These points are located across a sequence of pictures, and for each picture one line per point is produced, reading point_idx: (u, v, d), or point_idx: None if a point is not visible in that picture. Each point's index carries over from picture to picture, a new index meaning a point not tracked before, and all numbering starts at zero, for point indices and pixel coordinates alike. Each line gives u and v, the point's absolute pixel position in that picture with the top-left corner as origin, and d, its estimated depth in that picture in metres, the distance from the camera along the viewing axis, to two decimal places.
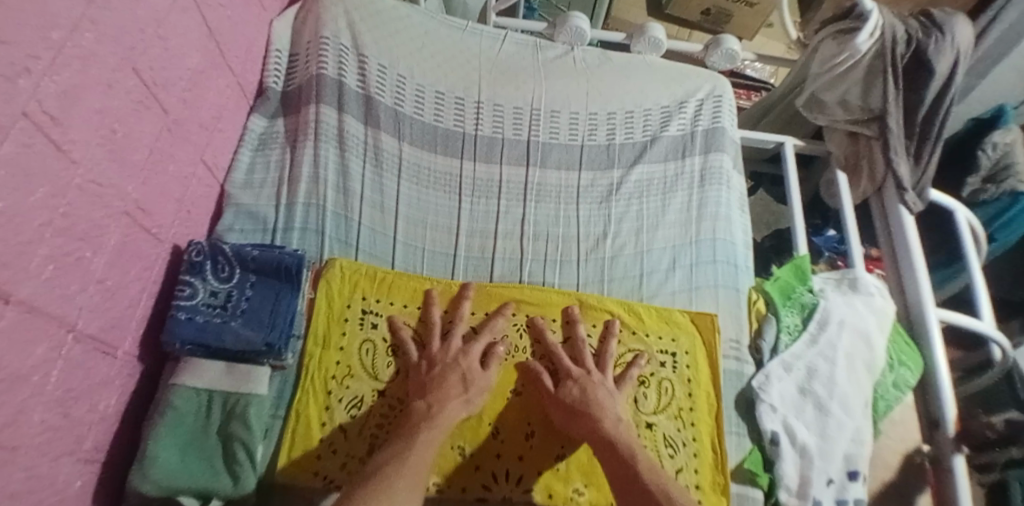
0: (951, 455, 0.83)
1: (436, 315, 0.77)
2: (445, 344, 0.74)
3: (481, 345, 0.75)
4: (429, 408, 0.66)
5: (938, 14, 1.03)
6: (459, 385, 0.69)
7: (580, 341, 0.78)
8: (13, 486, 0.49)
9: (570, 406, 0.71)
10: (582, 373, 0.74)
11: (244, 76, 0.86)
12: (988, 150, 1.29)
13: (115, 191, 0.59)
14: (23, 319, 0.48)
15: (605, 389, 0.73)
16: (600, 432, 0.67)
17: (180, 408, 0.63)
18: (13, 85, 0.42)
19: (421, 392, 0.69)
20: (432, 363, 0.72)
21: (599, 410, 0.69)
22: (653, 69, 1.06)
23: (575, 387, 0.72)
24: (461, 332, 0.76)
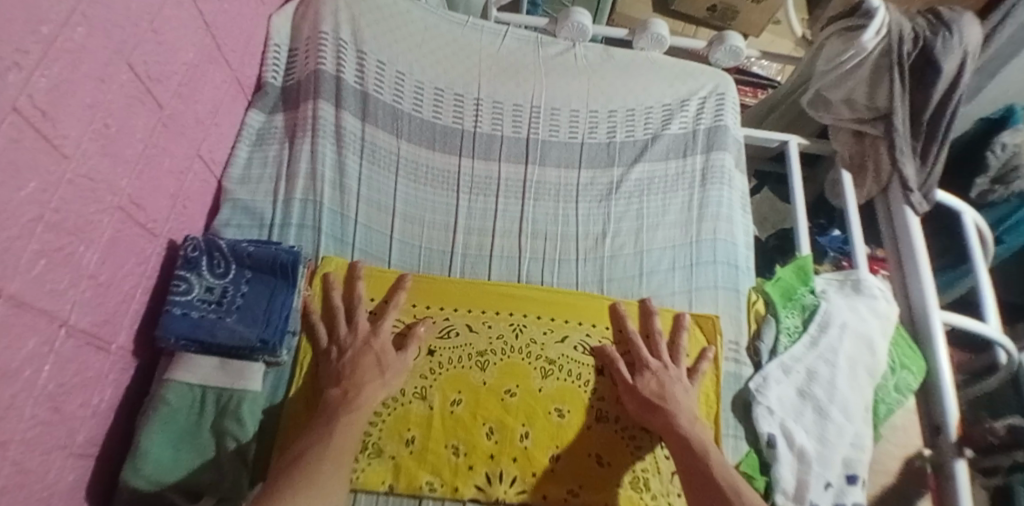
0: (952, 461, 0.81)
1: (336, 298, 0.76)
2: (352, 328, 0.74)
3: (388, 321, 0.75)
4: (344, 394, 0.67)
5: (946, 12, 1.01)
6: (375, 368, 0.70)
7: (656, 332, 0.80)
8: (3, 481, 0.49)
9: (645, 399, 0.73)
10: (659, 366, 0.77)
11: (241, 71, 0.85)
12: (997, 152, 1.24)
13: (108, 186, 0.59)
14: (13, 314, 0.48)
15: (681, 384, 0.76)
16: (674, 426, 0.70)
17: (174, 403, 0.64)
18: (2, 80, 0.42)
19: (333, 380, 0.69)
20: (343, 349, 0.72)
21: (674, 406, 0.72)
22: (657, 67, 1.04)
23: (653, 379, 0.75)
24: (364, 312, 0.75)
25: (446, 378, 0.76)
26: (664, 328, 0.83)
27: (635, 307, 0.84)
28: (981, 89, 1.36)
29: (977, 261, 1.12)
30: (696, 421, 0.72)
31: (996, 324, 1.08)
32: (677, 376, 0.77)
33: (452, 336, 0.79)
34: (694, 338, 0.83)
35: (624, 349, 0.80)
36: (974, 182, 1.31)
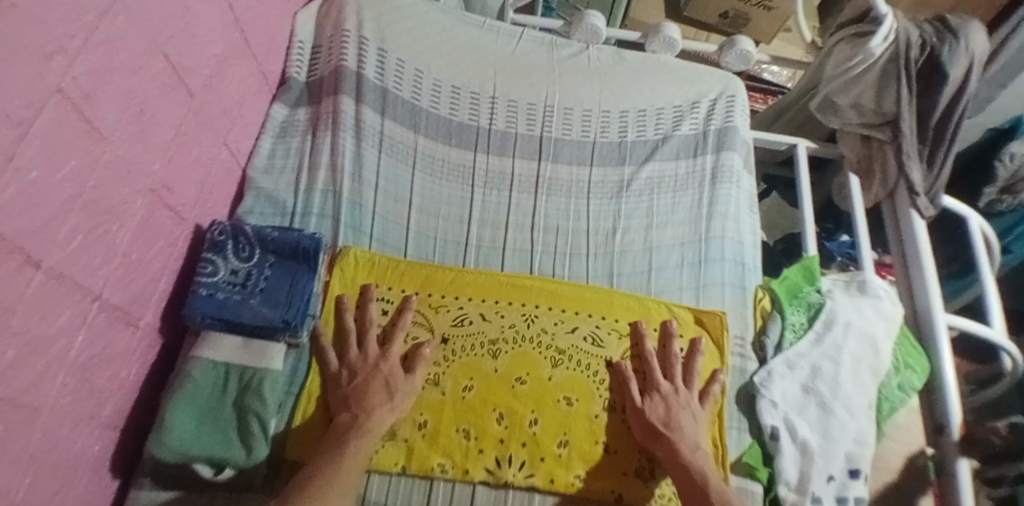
0: (955, 460, 0.83)
1: (348, 321, 0.77)
2: (362, 352, 0.75)
3: (399, 349, 0.76)
4: (354, 419, 0.68)
5: (954, 20, 1.02)
6: (384, 393, 0.71)
7: (673, 353, 0.81)
8: (31, 445, 0.52)
9: (651, 424, 0.74)
10: (669, 388, 0.78)
11: (267, 65, 0.88)
12: (1005, 161, 1.27)
13: (141, 169, 0.62)
14: (50, 286, 0.51)
15: (688, 410, 0.76)
16: (678, 455, 0.71)
17: (198, 379, 0.66)
18: (49, 63, 0.46)
19: (343, 404, 0.70)
20: (354, 373, 0.73)
21: (679, 437, 0.72)
22: (668, 69, 1.07)
23: (661, 403, 0.76)
24: (375, 336, 0.76)
25: (458, 366, 0.78)
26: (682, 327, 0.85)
27: (657, 329, 0.84)
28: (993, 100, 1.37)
29: (983, 267, 1.13)
30: (698, 450, 0.72)
31: (1001, 329, 1.09)
32: (686, 398, 0.77)
33: (465, 325, 0.81)
34: (707, 358, 0.84)
35: (637, 365, 0.81)
36: (981, 191, 1.33)
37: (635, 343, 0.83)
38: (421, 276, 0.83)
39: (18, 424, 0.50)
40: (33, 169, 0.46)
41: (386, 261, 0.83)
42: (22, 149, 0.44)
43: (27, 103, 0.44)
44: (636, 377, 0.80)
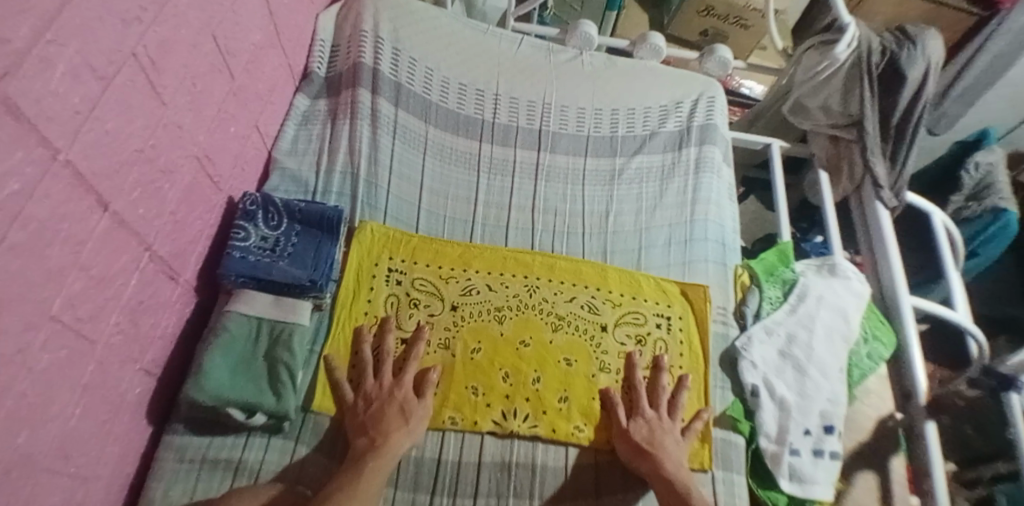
0: (923, 423, 0.90)
1: (365, 354, 0.79)
2: (378, 381, 0.77)
3: (413, 374, 0.78)
4: (372, 442, 0.70)
5: (911, 29, 1.14)
6: (399, 417, 0.73)
7: (661, 384, 0.84)
8: (85, 375, 0.57)
9: (638, 445, 0.76)
10: (654, 416, 0.80)
11: (293, 59, 0.97)
12: (970, 170, 1.48)
13: (190, 137, 0.69)
14: (113, 229, 0.58)
15: (671, 435, 0.78)
16: (666, 474, 0.73)
17: (233, 330, 0.73)
18: (126, 28, 0.54)
19: (360, 429, 0.72)
20: (370, 401, 0.75)
21: (662, 454, 0.75)
22: (656, 74, 1.17)
23: (645, 425, 0.79)
24: (391, 367, 0.78)
25: (467, 330, 0.85)
26: (667, 292, 0.93)
27: (649, 363, 0.87)
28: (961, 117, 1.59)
29: (947, 262, 1.24)
30: (682, 470, 0.75)
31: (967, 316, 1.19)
32: (665, 424, 0.79)
33: (473, 294, 0.88)
34: (691, 397, 0.85)
35: (627, 394, 0.83)
36: (950, 199, 1.52)
37: (627, 371, 0.85)
38: (431, 251, 0.91)
39: (79, 351, 0.56)
40: (107, 120, 0.54)
41: (396, 233, 0.90)
42: (102, 102, 0.53)
43: (109, 61, 0.53)
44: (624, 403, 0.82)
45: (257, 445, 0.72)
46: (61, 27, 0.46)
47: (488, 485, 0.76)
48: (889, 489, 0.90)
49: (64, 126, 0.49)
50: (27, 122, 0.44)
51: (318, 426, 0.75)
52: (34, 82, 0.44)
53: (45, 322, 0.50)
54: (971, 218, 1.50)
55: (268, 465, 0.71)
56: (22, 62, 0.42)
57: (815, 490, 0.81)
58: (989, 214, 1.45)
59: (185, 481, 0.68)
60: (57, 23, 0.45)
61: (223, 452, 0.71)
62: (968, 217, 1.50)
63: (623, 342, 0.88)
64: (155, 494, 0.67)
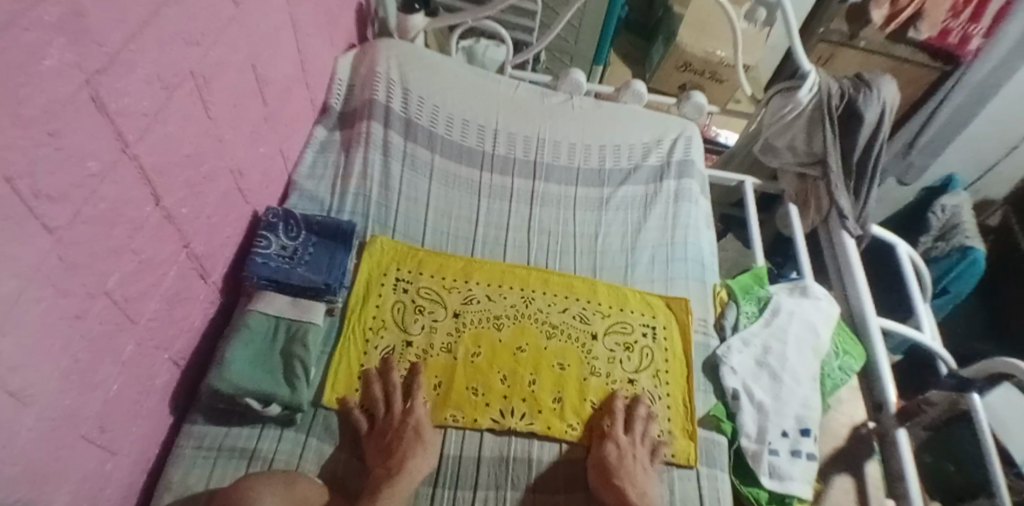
0: (895, 430, 0.95)
1: (377, 390, 0.83)
2: (390, 413, 0.81)
3: (422, 405, 0.82)
4: (390, 469, 0.74)
5: (867, 76, 1.29)
6: (412, 440, 0.77)
7: (637, 414, 0.86)
8: (125, 352, 0.64)
9: (607, 473, 0.79)
10: (626, 442, 0.83)
11: (315, 94, 1.10)
12: (937, 213, 1.66)
13: (228, 150, 0.80)
14: (162, 222, 0.67)
15: (640, 462, 0.81)
16: (629, 502, 0.76)
17: (253, 327, 0.81)
18: (190, 49, 0.66)
19: (378, 460, 0.76)
20: (384, 432, 0.79)
21: (628, 481, 0.78)
22: (640, 115, 1.28)
23: (615, 451, 0.81)
24: (400, 398, 0.83)
25: (468, 335, 0.92)
26: (654, 303, 1.02)
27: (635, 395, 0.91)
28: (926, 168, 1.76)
29: (914, 293, 1.29)
30: (644, 497, 0.78)
31: (935, 340, 1.26)
32: (636, 447, 0.83)
33: (474, 303, 0.95)
34: (678, 445, 0.87)
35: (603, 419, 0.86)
36: (919, 240, 1.68)
37: (607, 400, 0.89)
38: (436, 263, 0.99)
39: (124, 327, 0.63)
40: (167, 125, 0.64)
41: (400, 246, 0.99)
42: (165, 109, 0.63)
43: (175, 74, 0.64)
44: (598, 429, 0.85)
45: (270, 436, 0.77)
46: (143, 41, 0.57)
47: (488, 478, 0.80)
48: (864, 491, 0.95)
49: (135, 124, 0.58)
50: (108, 115, 0.53)
51: (331, 420, 0.81)
52: (117, 81, 0.54)
53: (101, 295, 0.58)
54: (940, 258, 1.59)
55: (281, 455, 0.76)
56: (110, 66, 0.52)
57: (793, 486, 0.87)
58: (957, 253, 1.55)
59: (202, 467, 0.73)
60: (140, 37, 0.56)
61: (238, 442, 0.76)
62: (937, 256, 1.61)
63: (611, 348, 0.95)
64: (173, 479, 0.71)
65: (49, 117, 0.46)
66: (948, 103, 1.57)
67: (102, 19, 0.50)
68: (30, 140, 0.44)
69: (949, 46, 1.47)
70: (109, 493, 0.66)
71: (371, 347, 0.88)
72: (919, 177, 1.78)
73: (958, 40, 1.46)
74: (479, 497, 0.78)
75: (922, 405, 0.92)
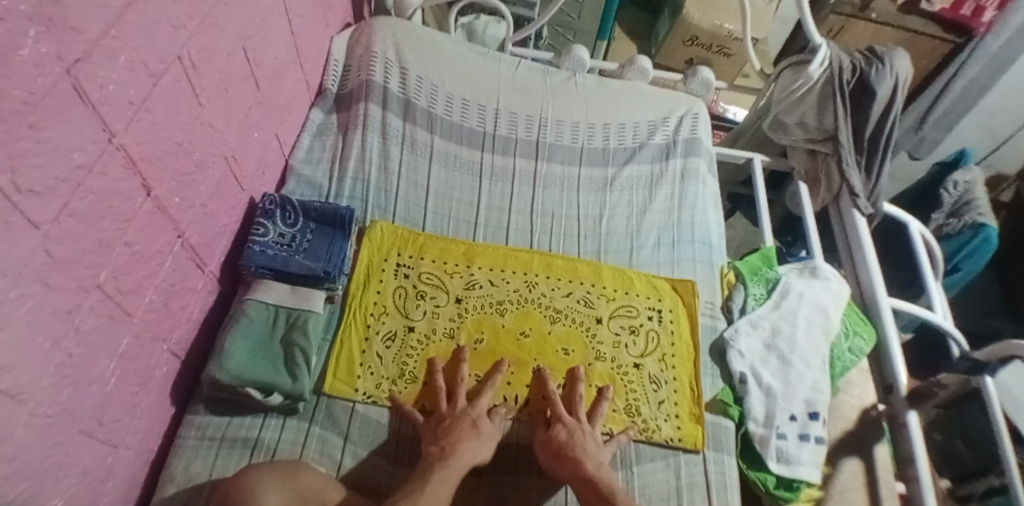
0: (906, 412, 0.94)
1: (439, 380, 0.82)
2: (451, 405, 0.80)
3: (486, 400, 0.81)
4: (442, 451, 0.73)
5: (880, 49, 1.24)
6: (470, 430, 0.76)
7: (577, 396, 0.83)
8: (122, 345, 0.64)
9: (557, 449, 0.76)
10: (573, 421, 0.80)
11: (310, 76, 1.07)
12: (950, 189, 1.61)
13: (220, 138, 0.79)
14: (153, 212, 0.66)
15: (591, 439, 0.79)
16: (586, 473, 0.73)
17: (253, 316, 0.80)
18: (176, 33, 0.64)
19: (432, 438, 0.76)
20: (442, 418, 0.78)
21: (583, 454, 0.75)
22: (646, 93, 1.24)
23: (565, 430, 0.78)
24: (464, 392, 0.81)
25: (471, 321, 0.90)
26: (662, 286, 1.00)
27: (641, 378, 0.90)
28: (939, 141, 1.72)
29: (925, 272, 1.26)
30: (602, 467, 0.75)
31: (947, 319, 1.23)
32: (583, 426, 0.80)
33: (476, 288, 0.94)
34: (685, 430, 0.86)
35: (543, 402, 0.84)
36: (931, 216, 1.64)
37: (568, 385, 0.86)
38: (438, 248, 0.97)
39: (118, 320, 0.63)
40: (156, 112, 0.63)
41: (397, 230, 0.97)
42: (152, 96, 0.61)
43: (161, 60, 0.62)
44: (541, 418, 0.82)
45: (273, 425, 0.77)
46: (125, 27, 0.54)
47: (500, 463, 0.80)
48: (874, 473, 0.94)
49: (121, 113, 0.57)
50: (92, 105, 0.52)
51: (334, 408, 0.80)
52: (100, 69, 0.52)
53: (93, 289, 0.57)
54: (953, 234, 1.56)
55: (284, 444, 0.75)
56: (91, 52, 0.50)
57: (802, 470, 0.86)
58: (969, 230, 1.52)
59: (205, 458, 0.73)
60: (122, 22, 0.54)
61: (241, 431, 0.76)
62: (950, 233, 1.57)
63: (617, 332, 0.93)
64: (176, 470, 0.71)
65: (29, 109, 0.44)
66: (961, 76, 1.52)
67: (80, 3, 0.48)
68: (10, 133, 0.42)
69: (962, 18, 1.39)
70: (111, 485, 0.67)
71: (372, 333, 0.86)
72: (931, 151, 1.74)
73: (972, 11, 1.38)
74: (484, 482, 0.78)
75: (934, 387, 0.90)
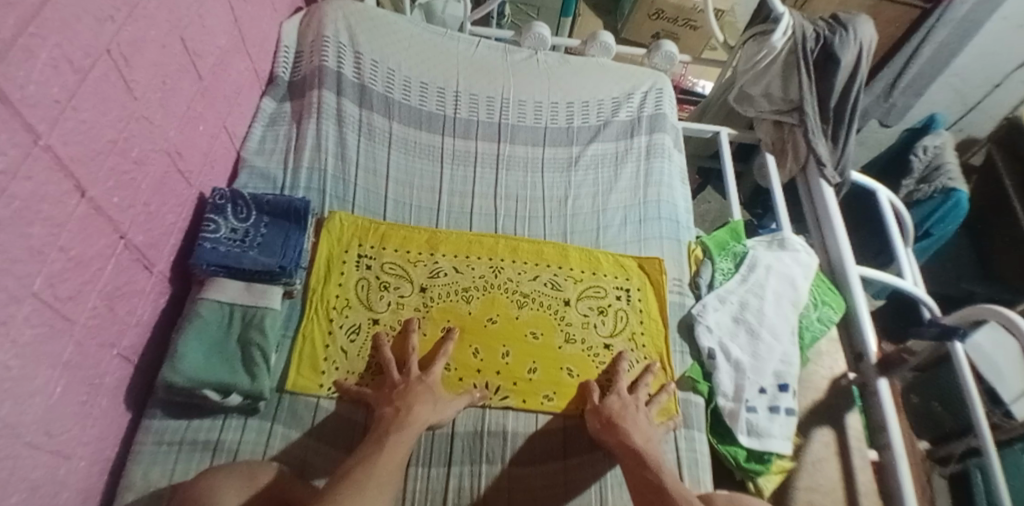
0: (876, 380, 0.95)
1: (386, 353, 0.81)
2: (404, 373, 0.79)
3: (440, 368, 0.80)
4: (397, 412, 0.73)
5: (843, 17, 1.23)
6: (427, 395, 0.76)
7: (644, 383, 0.85)
8: (65, 353, 0.62)
9: (607, 417, 0.78)
10: (628, 395, 0.83)
11: (259, 63, 1.03)
12: (920, 155, 1.61)
13: (161, 133, 0.75)
14: (89, 215, 0.63)
15: (643, 415, 0.80)
16: (631, 444, 0.75)
17: (206, 316, 0.78)
18: (103, 25, 0.60)
19: (387, 400, 0.75)
20: (395, 384, 0.77)
21: (630, 425, 0.77)
22: (608, 68, 1.22)
23: (618, 401, 0.81)
24: (416, 361, 0.81)
25: (437, 310, 0.89)
26: (634, 263, 0.99)
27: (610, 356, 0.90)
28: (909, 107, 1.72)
29: (895, 238, 1.27)
30: (649, 442, 0.76)
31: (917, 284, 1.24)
32: (637, 401, 0.82)
33: (441, 276, 0.92)
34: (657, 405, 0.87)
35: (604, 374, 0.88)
36: (902, 182, 1.63)
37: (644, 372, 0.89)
38: (401, 236, 0.95)
39: (59, 329, 0.60)
40: (85, 110, 0.59)
41: (350, 218, 0.94)
42: (78, 94, 0.58)
43: (85, 55, 0.58)
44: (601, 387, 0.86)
45: (234, 426, 0.75)
46: (43, 23, 0.51)
47: (462, 453, 0.79)
48: (846, 443, 0.95)
49: (44, 113, 0.53)
50: (11, 107, 0.49)
51: (296, 405, 0.78)
52: (17, 69, 0.49)
53: (27, 298, 0.54)
54: (924, 200, 1.58)
55: (246, 444, 0.74)
56: (7, 52, 0.47)
57: (772, 443, 0.87)
58: (940, 196, 1.54)
59: (164, 463, 0.71)
60: (39, 18, 0.51)
61: (200, 435, 0.74)
62: (921, 199, 1.59)
63: (586, 314, 0.93)
64: (134, 477, 0.70)
65: None
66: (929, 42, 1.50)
67: None
68: None
69: None
70: (67, 497, 0.65)
71: (335, 327, 0.85)
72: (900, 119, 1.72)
73: None
74: (454, 474, 0.77)
75: (904, 354, 0.90)
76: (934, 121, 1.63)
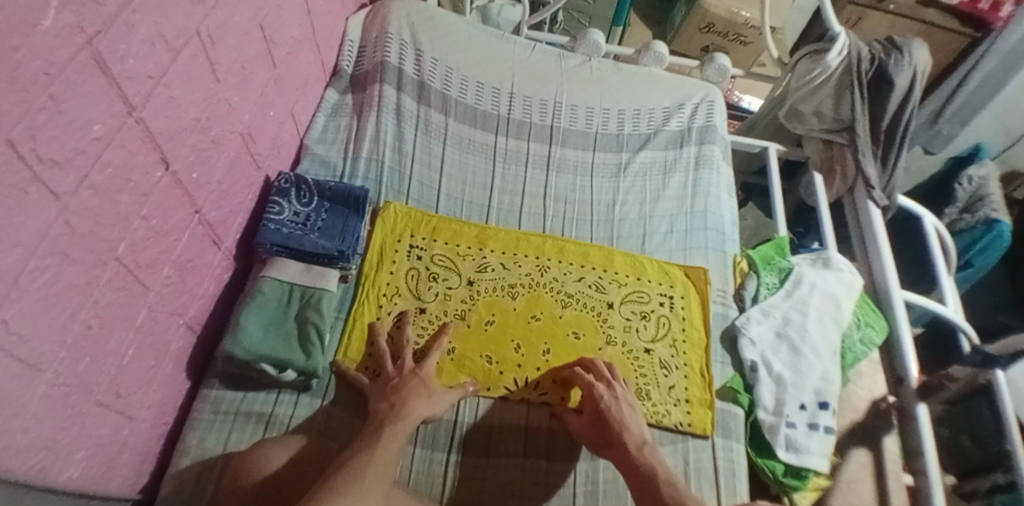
0: (915, 404, 0.93)
1: (381, 345, 0.82)
2: (399, 365, 0.79)
3: (433, 362, 0.80)
4: (392, 407, 0.72)
5: (898, 40, 1.22)
6: (422, 389, 0.75)
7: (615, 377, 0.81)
8: (138, 318, 0.65)
9: (596, 417, 0.77)
10: (604, 389, 0.79)
11: (326, 55, 1.07)
12: (964, 184, 1.59)
13: (236, 116, 0.79)
14: (171, 188, 0.66)
15: (630, 406, 0.78)
16: (629, 456, 0.72)
17: (267, 293, 0.81)
18: (195, 9, 0.64)
19: (382, 396, 0.74)
20: (389, 377, 0.77)
21: (624, 432, 0.75)
22: (657, 78, 1.22)
23: (608, 397, 0.78)
24: (410, 354, 0.81)
25: (482, 303, 0.90)
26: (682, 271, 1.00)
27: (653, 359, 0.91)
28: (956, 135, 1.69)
29: (938, 267, 1.25)
30: (644, 448, 0.73)
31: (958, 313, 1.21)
32: (620, 396, 0.79)
33: (488, 271, 0.94)
34: (697, 414, 0.87)
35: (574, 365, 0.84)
36: (945, 211, 1.62)
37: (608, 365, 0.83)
38: (451, 230, 0.97)
39: (135, 294, 0.63)
40: (174, 88, 0.63)
41: (404, 210, 0.97)
42: (170, 72, 0.61)
43: (178, 36, 0.62)
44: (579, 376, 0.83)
45: (287, 400, 0.78)
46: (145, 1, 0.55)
47: (504, 445, 0.80)
48: (882, 465, 0.94)
49: (139, 87, 0.57)
50: (110, 77, 0.51)
51: (344, 385, 0.81)
52: (119, 42, 0.52)
53: (111, 261, 0.58)
54: (965, 230, 1.54)
55: (299, 419, 0.77)
56: (112, 25, 0.50)
57: (810, 459, 0.86)
58: (983, 225, 1.49)
59: (219, 431, 0.74)
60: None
61: (255, 406, 0.77)
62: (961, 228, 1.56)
63: (627, 317, 0.94)
64: (191, 443, 0.73)
65: (52, 80, 0.44)
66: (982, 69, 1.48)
67: None
68: (31, 102, 0.42)
69: (981, 12, 1.36)
70: (127, 456, 0.68)
71: (384, 313, 0.87)
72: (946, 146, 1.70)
73: (991, 5, 1.35)
74: (493, 464, 0.78)
75: (944, 380, 0.89)
76: (979, 151, 1.61)
